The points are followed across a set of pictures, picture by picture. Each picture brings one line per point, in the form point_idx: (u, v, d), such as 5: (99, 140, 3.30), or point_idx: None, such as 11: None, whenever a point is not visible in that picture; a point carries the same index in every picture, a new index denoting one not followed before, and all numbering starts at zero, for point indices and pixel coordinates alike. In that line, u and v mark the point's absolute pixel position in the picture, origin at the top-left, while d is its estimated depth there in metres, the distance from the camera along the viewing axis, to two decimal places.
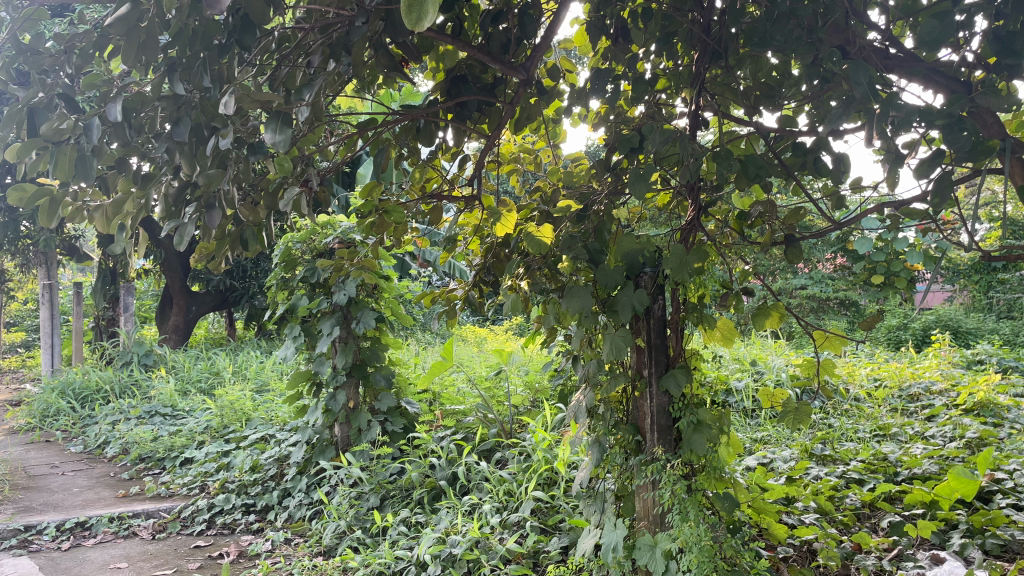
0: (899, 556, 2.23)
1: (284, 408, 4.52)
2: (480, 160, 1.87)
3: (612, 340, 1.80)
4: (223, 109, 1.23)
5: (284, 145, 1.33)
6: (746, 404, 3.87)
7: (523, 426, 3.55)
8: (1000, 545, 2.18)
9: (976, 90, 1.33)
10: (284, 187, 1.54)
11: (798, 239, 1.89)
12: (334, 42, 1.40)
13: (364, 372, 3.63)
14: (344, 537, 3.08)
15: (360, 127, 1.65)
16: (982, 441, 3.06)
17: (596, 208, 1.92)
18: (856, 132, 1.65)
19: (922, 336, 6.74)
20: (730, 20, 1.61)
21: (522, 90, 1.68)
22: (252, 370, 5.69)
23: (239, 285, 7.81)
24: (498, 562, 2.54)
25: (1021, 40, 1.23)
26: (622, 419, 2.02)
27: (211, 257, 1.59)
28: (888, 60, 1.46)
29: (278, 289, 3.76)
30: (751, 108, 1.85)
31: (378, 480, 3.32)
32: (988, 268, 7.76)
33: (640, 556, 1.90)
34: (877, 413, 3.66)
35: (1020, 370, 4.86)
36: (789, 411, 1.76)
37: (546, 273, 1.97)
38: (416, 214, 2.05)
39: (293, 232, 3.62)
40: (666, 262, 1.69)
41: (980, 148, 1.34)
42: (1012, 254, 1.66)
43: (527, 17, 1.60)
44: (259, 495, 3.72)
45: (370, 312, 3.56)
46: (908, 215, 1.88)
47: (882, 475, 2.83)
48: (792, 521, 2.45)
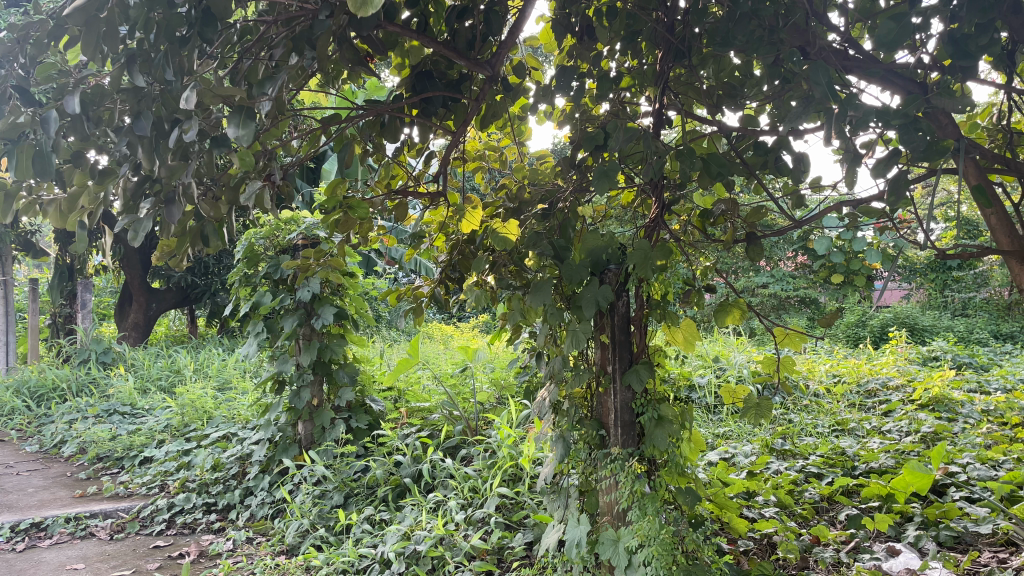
0: (856, 548, 2.29)
1: (246, 405, 4.47)
2: (447, 157, 1.86)
3: (573, 334, 1.81)
4: (184, 105, 1.22)
5: (248, 140, 1.30)
6: (708, 399, 3.92)
7: (488, 423, 3.56)
8: (954, 537, 2.24)
9: (932, 91, 1.36)
10: (246, 182, 1.51)
11: (759, 237, 1.91)
12: (300, 37, 1.40)
13: (328, 369, 3.62)
14: (307, 535, 3.05)
15: (324, 121, 1.63)
16: (936, 435, 3.15)
17: (561, 206, 1.94)
18: (816, 132, 1.67)
19: (880, 333, 6.88)
20: (694, 20, 1.63)
21: (488, 86, 1.67)
22: (214, 368, 5.62)
23: (200, 282, 7.70)
24: (463, 559, 2.54)
25: (975, 42, 1.27)
26: (587, 415, 2.04)
27: (172, 254, 1.57)
28: (848, 61, 1.48)
29: (241, 286, 3.73)
30: (714, 107, 1.87)
31: (342, 478, 3.29)
32: (944, 267, 7.98)
33: (603, 551, 1.90)
34: (835, 409, 3.74)
35: (973, 366, 4.99)
36: (750, 406, 1.77)
37: (512, 269, 1.97)
38: (381, 211, 2.03)
39: (256, 228, 3.58)
40: (630, 258, 1.70)
41: (934, 148, 1.37)
42: (966, 253, 1.67)
43: (493, 13, 1.60)
44: (220, 494, 3.67)
45: (331, 308, 3.51)
46: (866, 214, 1.85)
47: (841, 469, 2.88)
48: (753, 515, 2.51)
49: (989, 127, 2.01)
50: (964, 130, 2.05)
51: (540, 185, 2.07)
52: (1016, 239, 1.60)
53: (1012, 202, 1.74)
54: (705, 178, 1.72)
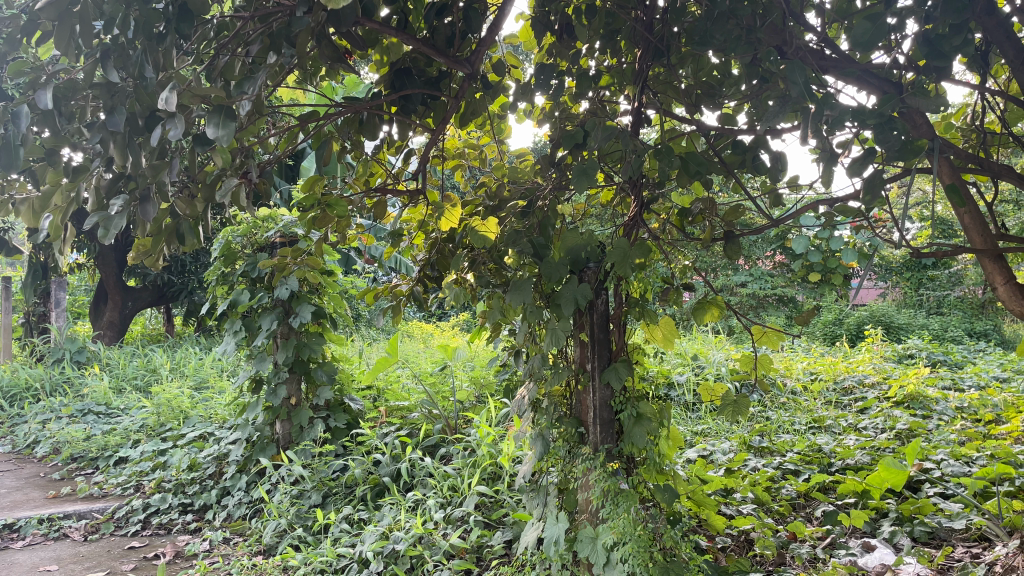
0: (831, 544, 2.31)
1: (223, 405, 4.43)
2: (426, 155, 1.84)
3: (553, 332, 1.81)
4: (163, 105, 1.19)
5: (228, 139, 1.29)
6: (687, 397, 3.94)
7: (467, 422, 3.55)
8: (928, 533, 2.26)
9: (907, 91, 1.37)
10: (222, 179, 1.49)
11: (737, 236, 1.92)
12: (276, 33, 1.36)
13: (306, 368, 3.59)
14: (285, 535, 3.03)
15: (302, 119, 1.62)
16: (911, 432, 3.18)
17: (541, 204, 1.93)
18: (793, 132, 1.68)
19: (856, 331, 6.94)
20: (673, 19, 1.64)
21: (467, 84, 1.66)
22: (191, 368, 5.56)
23: (177, 280, 7.62)
24: (441, 557, 2.54)
25: (949, 43, 1.28)
26: (566, 413, 2.04)
27: (148, 253, 1.55)
28: (824, 61, 1.49)
29: (217, 284, 3.69)
30: (692, 106, 1.88)
31: (320, 478, 3.27)
32: (918, 266, 8.09)
33: (582, 549, 1.90)
34: (812, 406, 3.77)
35: (947, 364, 5.06)
36: (727, 403, 1.78)
37: (491, 267, 1.97)
38: (360, 209, 2.02)
39: (233, 226, 3.54)
40: (609, 255, 1.70)
41: (909, 148, 1.38)
42: (941, 251, 1.67)
43: (472, 12, 1.60)
44: (196, 494, 3.64)
45: (309, 307, 3.48)
46: (843, 213, 1.86)
47: (817, 466, 2.91)
48: (731, 512, 2.52)
49: (963, 128, 2.04)
50: (939, 130, 2.07)
51: (520, 183, 2.06)
52: (988, 237, 1.61)
53: (984, 201, 1.76)
54: (683, 176, 1.72)
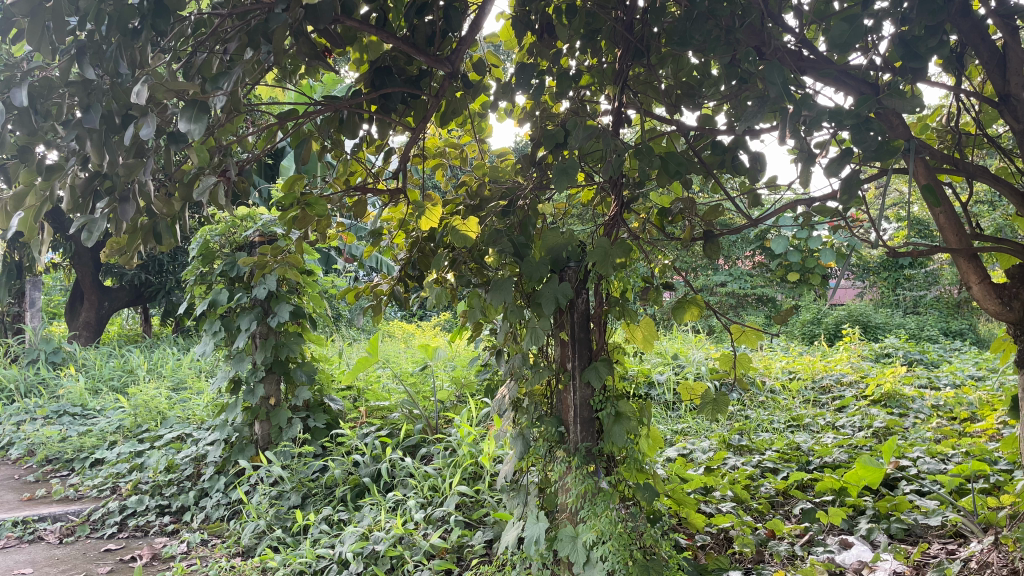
0: (810, 541, 2.33)
1: (202, 405, 4.39)
2: (406, 154, 1.84)
3: (533, 330, 1.81)
4: (136, 99, 1.18)
5: (201, 134, 1.27)
6: (667, 396, 3.95)
7: (448, 422, 3.55)
8: (904, 530, 2.28)
9: (883, 91, 1.38)
10: (200, 178, 1.47)
11: (717, 236, 1.93)
12: (254, 30, 1.35)
13: (285, 368, 3.57)
14: (264, 536, 3.01)
15: (281, 117, 1.60)
16: (888, 431, 3.22)
17: (521, 204, 1.93)
18: (771, 132, 1.69)
19: (834, 331, 7.00)
20: (653, 18, 1.65)
21: (448, 83, 1.66)
22: (168, 368, 5.51)
23: (154, 280, 7.53)
24: (422, 558, 2.53)
25: (924, 44, 1.29)
26: (546, 413, 2.03)
27: (124, 253, 1.53)
28: (802, 62, 1.50)
29: (196, 283, 3.65)
30: (672, 106, 1.87)
31: (300, 478, 3.25)
32: (895, 266, 8.20)
33: (562, 548, 1.90)
34: (791, 405, 3.80)
35: (923, 362, 5.12)
36: (707, 402, 1.79)
37: (472, 267, 1.96)
38: (340, 208, 2.01)
39: (212, 225, 3.51)
40: (590, 255, 1.71)
41: (886, 148, 1.38)
42: (918, 251, 1.68)
43: (452, 10, 1.59)
44: (174, 496, 3.60)
45: (287, 306, 3.46)
46: (821, 213, 1.86)
47: (795, 464, 2.93)
48: (710, 510, 2.52)
49: (938, 129, 2.06)
50: (915, 130, 2.10)
51: (501, 182, 2.05)
52: (963, 237, 1.63)
53: (960, 201, 1.78)
54: (663, 176, 1.73)
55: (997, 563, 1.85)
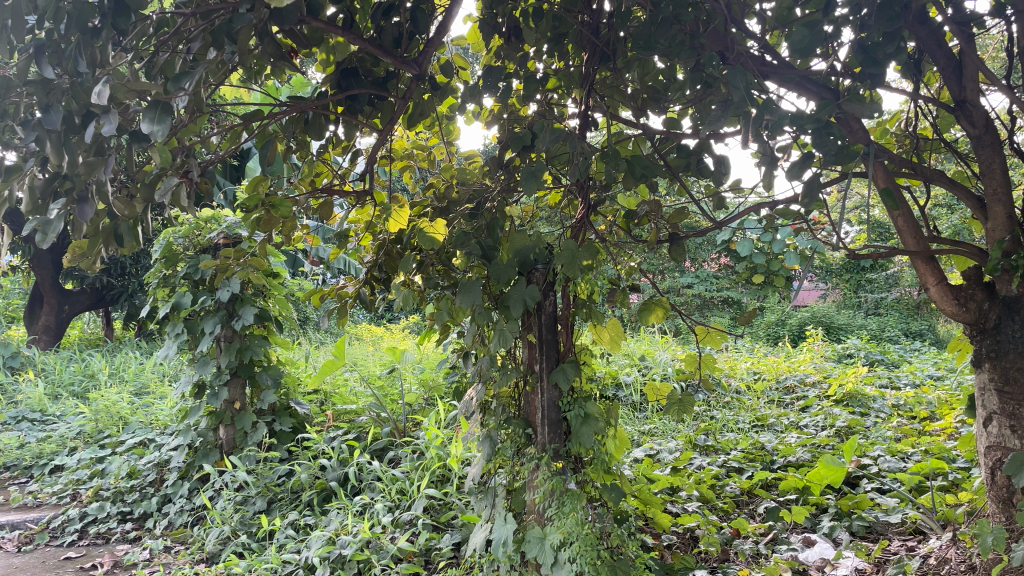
0: (774, 539, 2.36)
1: (165, 409, 4.32)
2: (373, 155, 1.82)
3: (500, 333, 1.81)
4: (97, 100, 1.16)
5: (164, 135, 1.25)
6: (634, 397, 3.98)
7: (416, 424, 3.55)
8: (865, 527, 2.32)
9: (843, 96, 1.40)
10: (162, 179, 1.45)
11: (683, 238, 1.95)
12: (217, 30, 1.33)
13: (250, 371, 3.53)
14: (228, 542, 2.96)
15: (246, 118, 1.59)
16: (850, 430, 3.28)
17: (489, 206, 1.92)
18: (736, 136, 1.72)
19: (798, 332, 7.11)
20: (618, 23, 1.67)
21: (415, 85, 1.65)
22: (130, 372, 5.41)
23: (116, 283, 7.39)
24: (389, 561, 2.51)
25: (882, 50, 1.32)
26: (514, 414, 2.03)
27: (84, 255, 1.50)
28: (765, 67, 1.50)
29: (159, 286, 3.59)
30: (639, 109, 1.94)
31: (265, 483, 3.22)
32: (857, 268, 8.37)
33: (530, 550, 1.89)
34: (756, 405, 3.85)
35: (884, 363, 5.22)
36: (673, 402, 1.81)
37: (440, 269, 1.96)
38: (306, 210, 1.99)
39: (175, 227, 3.45)
40: (557, 257, 1.72)
41: (846, 152, 1.37)
42: (878, 253, 1.71)
43: (419, 12, 1.59)
44: (136, 502, 3.54)
45: (252, 308, 3.42)
46: (783, 215, 1.78)
47: (760, 463, 2.97)
48: (677, 510, 2.54)
49: (897, 134, 2.10)
50: (874, 135, 2.15)
51: (468, 184, 2.03)
52: (920, 239, 1.67)
53: (917, 206, 1.83)
54: (629, 179, 1.75)
55: (955, 559, 1.88)
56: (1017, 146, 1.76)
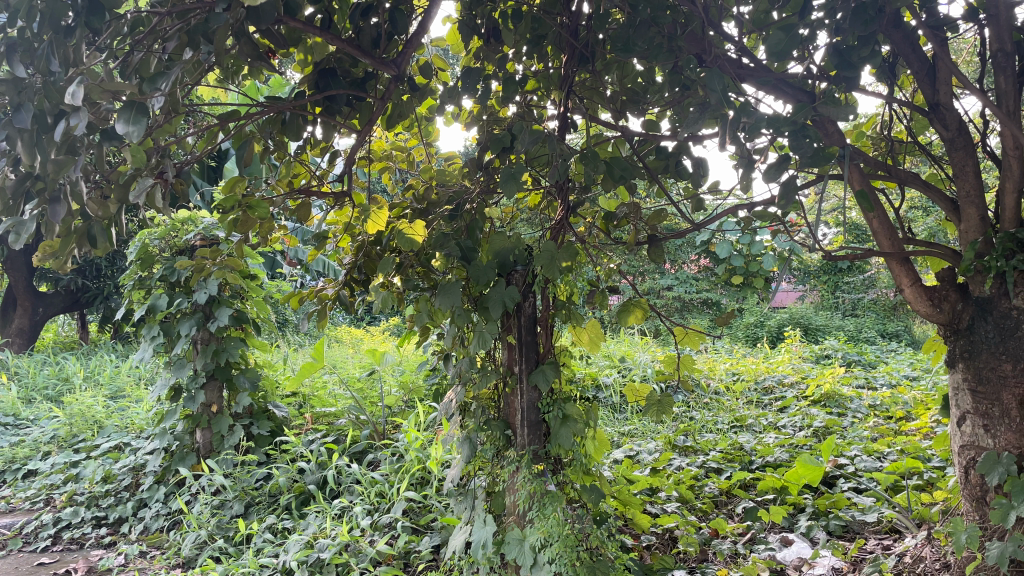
0: (752, 539, 2.38)
1: (141, 413, 4.27)
2: (352, 156, 1.81)
3: (480, 335, 1.80)
4: (69, 99, 1.13)
5: (138, 136, 1.23)
6: (614, 398, 3.99)
7: (395, 427, 3.54)
8: (842, 526, 2.34)
9: (819, 99, 1.41)
10: (137, 179, 1.43)
11: (661, 239, 1.95)
12: (193, 30, 1.32)
13: (228, 374, 3.50)
14: (205, 547, 2.93)
15: (222, 118, 1.57)
16: (827, 430, 3.31)
17: (468, 207, 1.91)
18: (714, 138, 1.72)
19: (777, 333, 7.16)
20: (596, 25, 1.67)
21: (393, 86, 1.64)
22: (106, 375, 5.34)
23: (92, 285, 7.28)
24: (368, 565, 2.50)
25: (857, 54, 1.33)
26: (493, 416, 2.03)
27: (56, 256, 1.48)
28: (741, 70, 1.52)
29: (134, 288, 3.55)
30: (618, 112, 1.93)
31: (243, 487, 3.19)
32: (834, 270, 8.44)
33: (509, 551, 1.89)
34: (735, 405, 3.88)
35: (861, 363, 5.27)
36: (652, 403, 1.81)
37: (419, 271, 1.96)
38: (283, 211, 1.98)
39: (151, 228, 3.41)
40: (537, 259, 1.72)
41: (821, 155, 1.39)
42: (854, 254, 1.72)
43: (398, 13, 1.59)
44: (111, 507, 3.49)
45: (228, 311, 3.39)
46: (760, 217, 1.79)
47: (739, 463, 2.99)
48: (656, 511, 2.55)
49: (873, 136, 2.12)
50: (851, 137, 2.17)
51: (448, 185, 2.02)
52: (895, 240, 1.69)
53: (893, 207, 1.85)
54: (608, 181, 1.76)
55: (930, 557, 1.90)
56: (990, 149, 1.78)
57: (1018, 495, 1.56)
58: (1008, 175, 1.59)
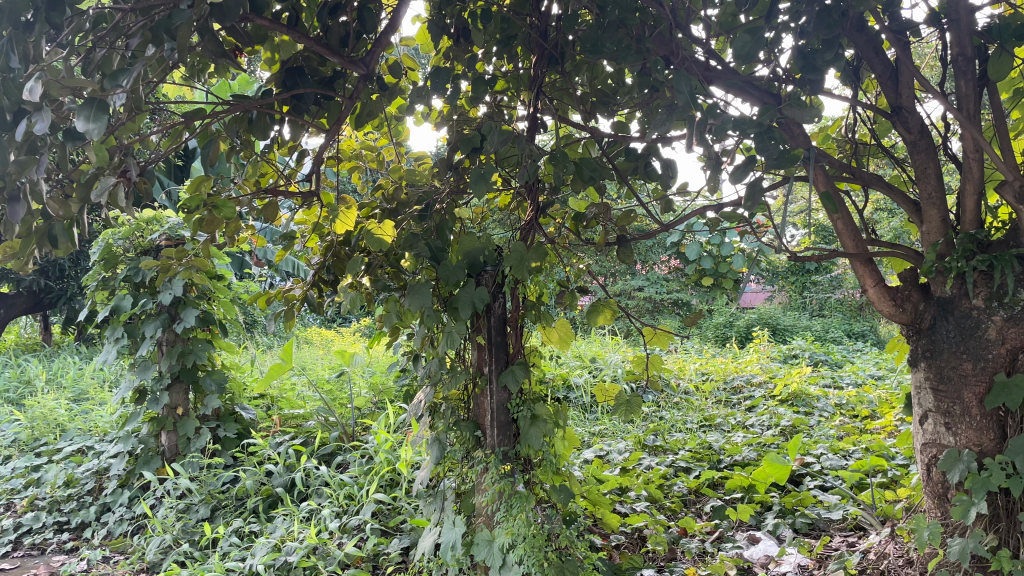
0: (719, 537, 2.40)
1: (105, 415, 4.20)
2: (321, 156, 1.79)
3: (449, 335, 1.80)
4: (27, 97, 1.11)
5: (99, 134, 1.21)
6: (585, 399, 4.00)
7: (365, 429, 3.52)
8: (808, 524, 2.37)
9: (785, 101, 1.43)
10: (99, 178, 1.40)
11: (630, 240, 1.96)
12: (156, 25, 1.29)
13: (193, 377, 3.45)
14: (170, 551, 2.88)
15: (187, 116, 1.55)
16: (794, 429, 3.35)
17: (438, 207, 1.90)
18: (683, 139, 1.73)
19: (745, 333, 7.23)
20: (566, 26, 1.67)
21: (362, 85, 1.63)
22: (68, 378, 5.24)
23: (54, 286, 7.13)
24: (337, 567, 2.48)
25: (821, 57, 1.34)
26: (463, 417, 2.02)
27: (15, 255, 1.45)
28: (709, 73, 1.54)
29: (97, 289, 3.48)
30: (588, 113, 1.93)
31: (209, 490, 3.15)
32: (802, 271, 8.55)
33: (478, 552, 1.88)
34: (703, 405, 3.90)
35: (828, 363, 5.34)
36: (621, 403, 1.82)
37: (389, 271, 1.95)
38: (250, 211, 1.95)
39: (114, 228, 3.35)
40: (506, 259, 1.72)
41: (786, 157, 1.41)
42: (820, 255, 1.73)
43: (367, 11, 1.58)
44: (73, 511, 3.43)
45: (194, 312, 3.35)
46: (728, 218, 1.80)
47: (707, 462, 3.02)
48: (625, 510, 2.55)
49: (838, 139, 2.14)
50: (817, 140, 2.19)
51: (418, 185, 2.01)
52: (858, 241, 1.71)
53: (857, 209, 1.87)
54: (577, 182, 1.76)
55: (893, 554, 1.92)
56: (951, 153, 1.81)
57: (978, 492, 1.60)
58: (968, 177, 1.62)
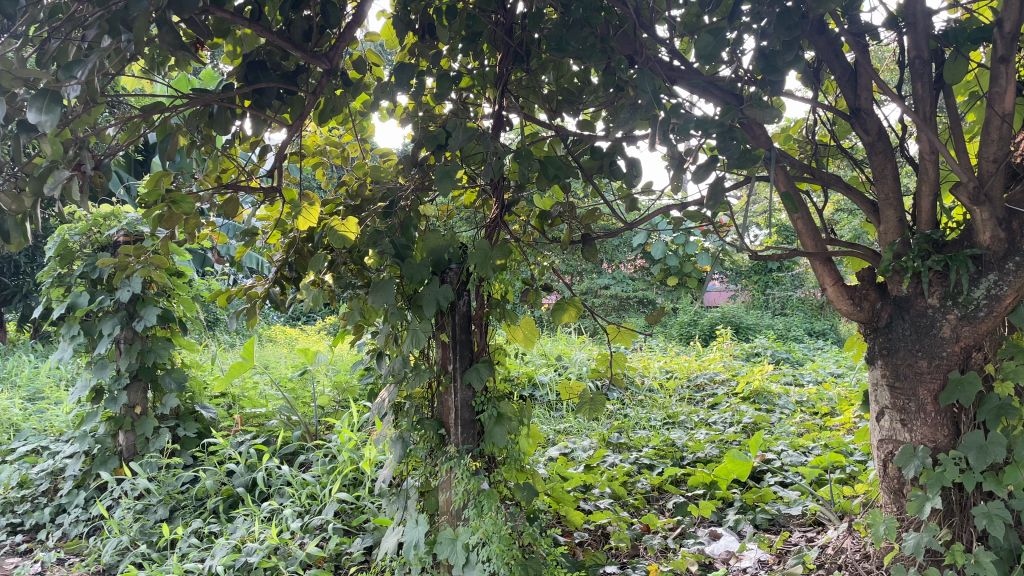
0: (681, 534, 2.42)
1: (61, 415, 4.11)
2: (283, 151, 1.76)
3: (414, 334, 1.82)
4: None
5: (51, 125, 1.17)
6: (550, 397, 4.01)
7: (328, 428, 3.49)
8: (768, 519, 2.41)
9: (747, 102, 1.44)
10: (53, 172, 1.34)
11: (594, 239, 1.97)
12: (111, 16, 1.24)
13: (152, 375, 3.38)
14: (127, 553, 2.83)
15: (145, 110, 1.51)
16: (756, 426, 3.39)
17: (402, 204, 1.88)
18: (647, 138, 1.74)
19: (709, 332, 7.29)
20: (531, 24, 1.67)
21: (325, 80, 1.60)
22: (23, 376, 5.12)
23: (9, 283, 6.99)
24: (298, 567, 2.46)
25: (782, 58, 1.35)
26: (427, 415, 2.01)
27: None
28: (673, 72, 1.54)
29: (52, 286, 3.40)
30: (553, 111, 1.93)
31: (167, 491, 3.09)
32: (765, 270, 8.66)
33: (441, 551, 1.87)
34: (667, 402, 3.93)
35: (790, 361, 5.42)
36: (585, 401, 1.82)
37: (353, 268, 1.93)
38: (210, 206, 1.90)
39: (70, 223, 3.28)
40: (470, 257, 1.72)
41: (747, 157, 1.42)
42: (781, 254, 1.74)
43: (330, 6, 1.55)
44: (27, 513, 3.35)
45: (154, 309, 3.28)
46: (691, 217, 1.81)
47: (670, 459, 3.05)
48: (589, 507, 2.56)
49: (799, 140, 2.17)
50: (779, 140, 2.22)
51: (382, 182, 1.99)
52: (818, 241, 1.74)
53: (817, 209, 1.89)
54: (542, 180, 1.76)
55: (850, 549, 1.96)
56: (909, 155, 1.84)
57: (933, 487, 1.63)
58: (924, 179, 1.65)
